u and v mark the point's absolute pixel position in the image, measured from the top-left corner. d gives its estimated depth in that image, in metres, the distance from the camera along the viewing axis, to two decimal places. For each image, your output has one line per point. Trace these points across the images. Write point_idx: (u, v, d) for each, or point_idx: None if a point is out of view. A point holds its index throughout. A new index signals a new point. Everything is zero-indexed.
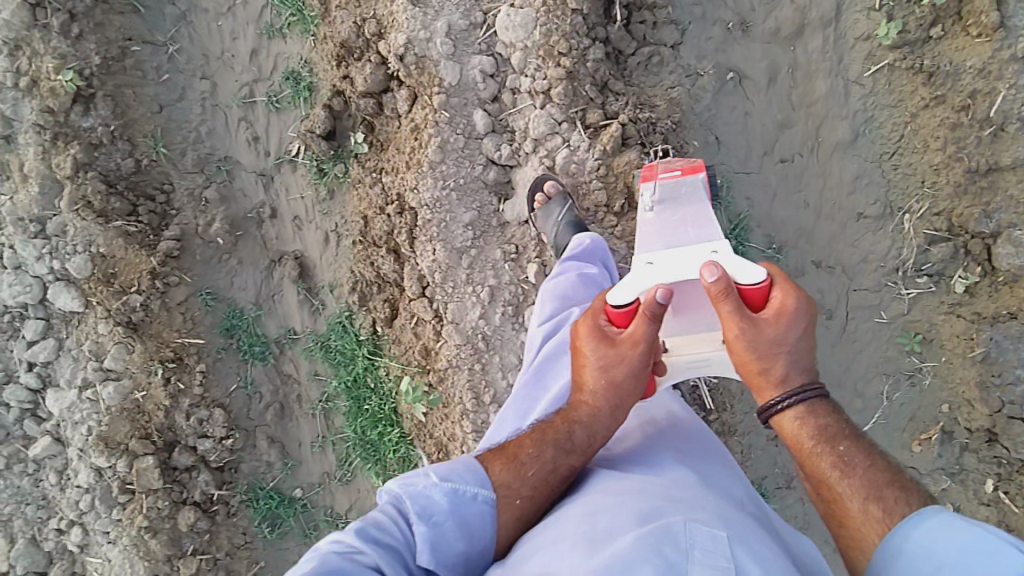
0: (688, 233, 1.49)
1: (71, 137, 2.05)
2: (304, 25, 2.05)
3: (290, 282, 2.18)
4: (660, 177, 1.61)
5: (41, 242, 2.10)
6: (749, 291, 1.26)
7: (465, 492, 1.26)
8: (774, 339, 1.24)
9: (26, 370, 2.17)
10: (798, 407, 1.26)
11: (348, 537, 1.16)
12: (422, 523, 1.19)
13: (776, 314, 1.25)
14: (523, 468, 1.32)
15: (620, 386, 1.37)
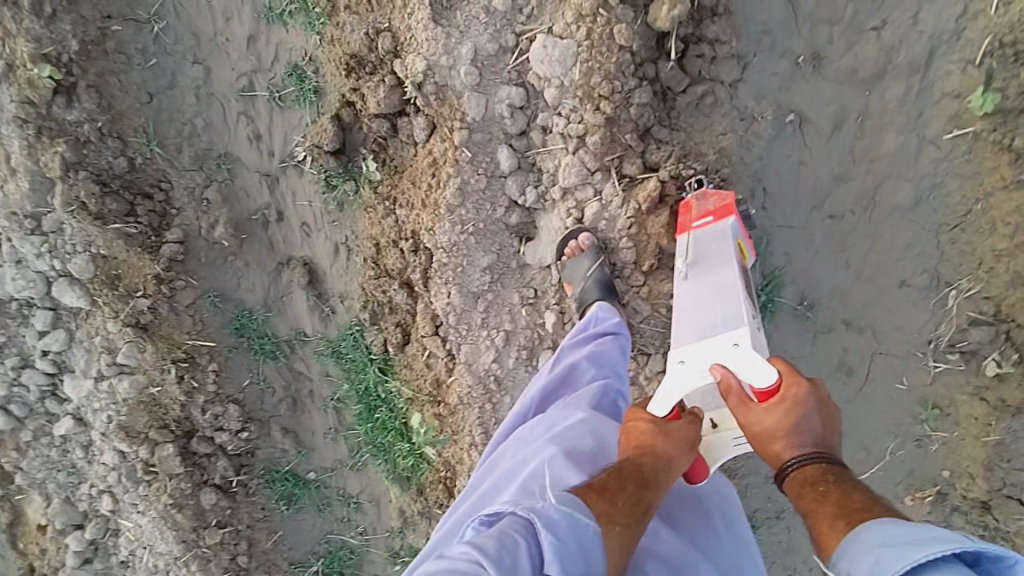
0: (717, 305, 1.36)
1: (56, 132, 1.86)
2: (308, 18, 1.82)
3: (299, 288, 2.12)
4: (693, 228, 1.53)
5: (38, 239, 1.98)
6: (761, 390, 1.17)
7: (582, 520, 1.01)
8: (782, 425, 1.13)
9: (41, 356, 2.17)
10: (802, 474, 1.12)
11: (466, 555, 0.94)
12: (547, 534, 0.96)
13: (786, 403, 1.14)
14: (616, 503, 1.09)
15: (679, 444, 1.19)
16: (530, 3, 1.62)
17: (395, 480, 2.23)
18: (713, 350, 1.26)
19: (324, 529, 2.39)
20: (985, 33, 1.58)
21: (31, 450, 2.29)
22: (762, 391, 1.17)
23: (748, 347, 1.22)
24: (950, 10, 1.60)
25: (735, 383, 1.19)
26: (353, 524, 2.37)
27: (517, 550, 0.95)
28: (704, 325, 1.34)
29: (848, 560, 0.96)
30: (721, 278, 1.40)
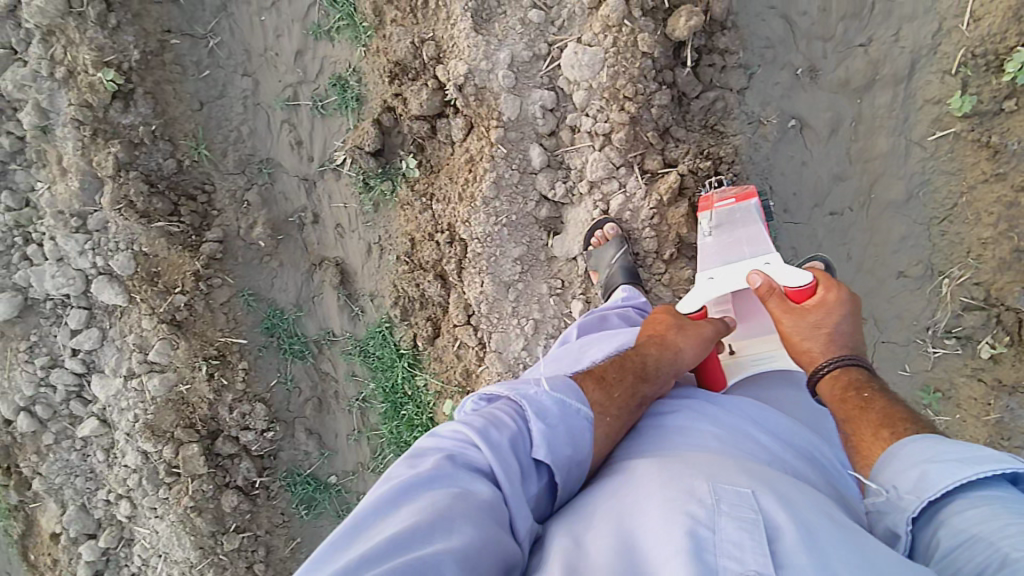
0: (745, 247, 1.68)
1: (111, 134, 1.99)
2: (354, 32, 1.99)
3: (330, 287, 2.23)
4: (716, 205, 1.75)
5: (83, 236, 2.07)
6: (796, 291, 1.48)
7: (572, 405, 1.16)
8: (815, 320, 1.42)
9: (71, 355, 2.20)
10: (840, 371, 1.36)
11: (461, 434, 1.08)
12: (537, 422, 1.10)
13: (819, 302, 1.44)
14: (612, 392, 1.25)
15: (677, 347, 1.40)
16: (562, 17, 1.81)
17: None
18: (746, 271, 1.61)
19: None
20: (958, 47, 1.79)
21: (51, 455, 2.26)
22: (799, 292, 1.48)
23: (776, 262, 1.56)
24: (928, 28, 1.82)
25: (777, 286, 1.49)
26: None
27: (497, 427, 1.10)
28: (731, 256, 1.68)
29: (892, 474, 1.10)
30: (746, 235, 1.70)
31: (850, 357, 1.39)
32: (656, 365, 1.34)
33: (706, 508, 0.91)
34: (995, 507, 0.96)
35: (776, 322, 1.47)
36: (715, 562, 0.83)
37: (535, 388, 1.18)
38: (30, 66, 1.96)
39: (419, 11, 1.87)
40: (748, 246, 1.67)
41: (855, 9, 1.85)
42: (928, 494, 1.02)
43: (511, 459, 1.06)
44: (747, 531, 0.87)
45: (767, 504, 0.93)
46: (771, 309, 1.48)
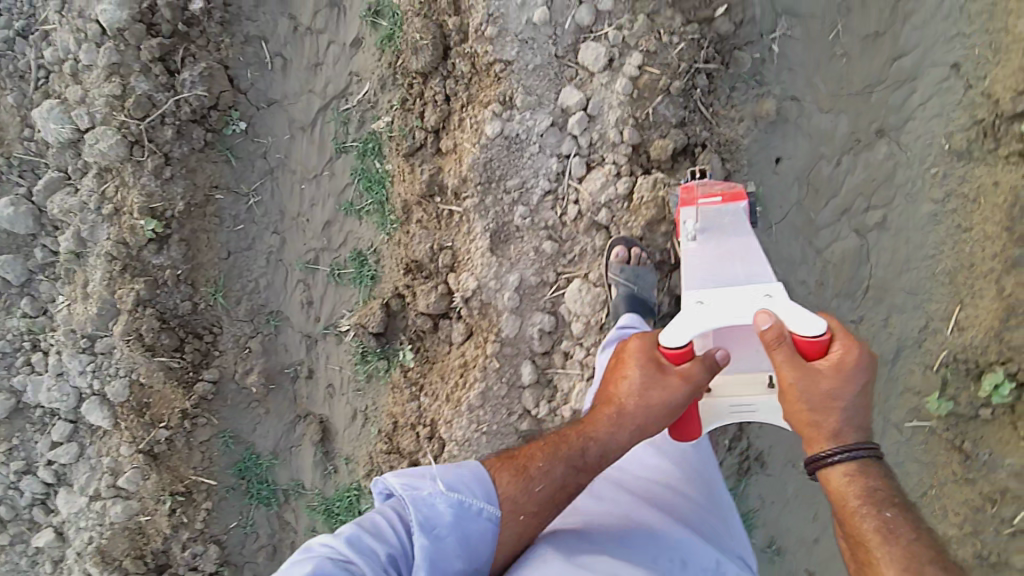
0: (737, 265, 1.52)
1: (139, 271, 2.12)
2: (382, 218, 2.11)
3: (310, 442, 2.28)
4: (700, 202, 1.67)
5: (87, 357, 2.17)
6: (806, 342, 1.25)
7: (472, 506, 1.38)
8: (830, 392, 1.23)
9: (45, 464, 2.25)
10: (849, 464, 1.25)
11: (343, 545, 1.31)
12: (422, 535, 1.34)
13: (834, 363, 1.23)
14: (532, 494, 1.42)
15: (647, 419, 1.45)
16: (574, 251, 1.93)
17: None
18: (747, 303, 1.30)
19: None
20: (942, 348, 1.90)
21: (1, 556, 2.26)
22: (807, 343, 1.25)
23: (783, 298, 1.28)
24: (915, 322, 1.92)
25: (786, 332, 1.23)
26: None
27: (381, 544, 1.33)
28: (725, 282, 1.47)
29: None
30: (733, 242, 1.60)
31: (861, 448, 1.26)
32: (596, 452, 1.47)
33: None
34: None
35: (780, 376, 1.25)
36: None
37: (431, 484, 1.40)
38: (81, 197, 2.12)
39: (443, 218, 1.98)
40: (743, 269, 1.50)
41: (850, 289, 1.96)
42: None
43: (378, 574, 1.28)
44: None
45: None
46: (779, 365, 1.24)
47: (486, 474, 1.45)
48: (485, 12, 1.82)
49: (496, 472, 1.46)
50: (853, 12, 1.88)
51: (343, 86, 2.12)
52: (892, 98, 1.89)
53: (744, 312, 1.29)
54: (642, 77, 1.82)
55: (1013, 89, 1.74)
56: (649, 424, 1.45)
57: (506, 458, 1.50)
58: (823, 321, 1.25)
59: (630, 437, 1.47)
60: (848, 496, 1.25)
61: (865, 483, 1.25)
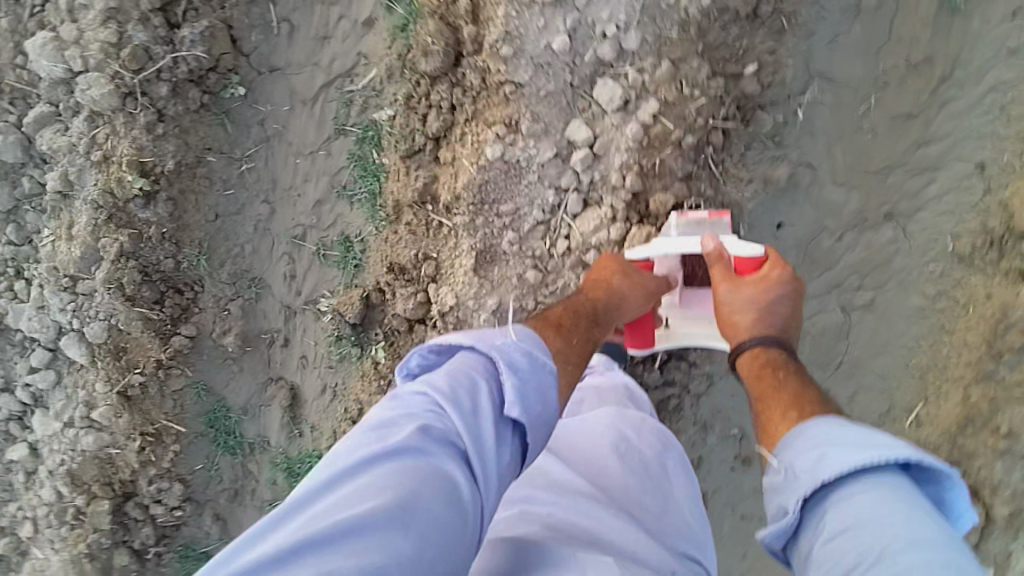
0: (704, 234, 1.64)
1: (124, 223, 2.11)
2: (372, 208, 2.07)
3: (278, 405, 2.35)
4: (688, 215, 1.69)
5: (68, 296, 2.20)
6: (742, 261, 1.55)
7: (537, 359, 1.24)
8: (754, 295, 1.47)
9: (22, 386, 2.32)
10: (756, 348, 1.43)
11: (433, 396, 1.12)
12: (511, 377, 1.17)
13: (760, 279, 1.50)
14: (570, 342, 1.40)
15: (632, 301, 1.58)
16: (557, 285, 1.87)
17: None
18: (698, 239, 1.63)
19: None
20: (897, 436, 1.91)
21: None
22: (744, 264, 1.55)
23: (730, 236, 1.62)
24: (878, 407, 1.93)
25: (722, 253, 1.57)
26: None
27: (475, 387, 1.14)
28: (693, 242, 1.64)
29: (795, 454, 1.13)
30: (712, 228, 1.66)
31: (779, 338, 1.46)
32: (609, 309, 1.54)
33: None
34: (877, 493, 0.99)
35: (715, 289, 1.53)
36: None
37: (506, 343, 1.24)
38: (71, 138, 2.08)
39: (432, 228, 1.96)
40: (707, 232, 1.64)
41: (824, 360, 1.96)
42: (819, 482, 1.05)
43: (477, 421, 1.10)
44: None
45: None
46: (715, 275, 1.54)
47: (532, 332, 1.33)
48: (503, 30, 1.74)
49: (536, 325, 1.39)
50: (890, 88, 1.78)
51: (350, 65, 2.04)
52: (907, 185, 1.82)
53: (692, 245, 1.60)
54: (654, 125, 1.74)
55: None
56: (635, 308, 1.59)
57: (543, 320, 1.44)
58: (762, 248, 1.56)
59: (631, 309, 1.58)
60: (756, 369, 1.41)
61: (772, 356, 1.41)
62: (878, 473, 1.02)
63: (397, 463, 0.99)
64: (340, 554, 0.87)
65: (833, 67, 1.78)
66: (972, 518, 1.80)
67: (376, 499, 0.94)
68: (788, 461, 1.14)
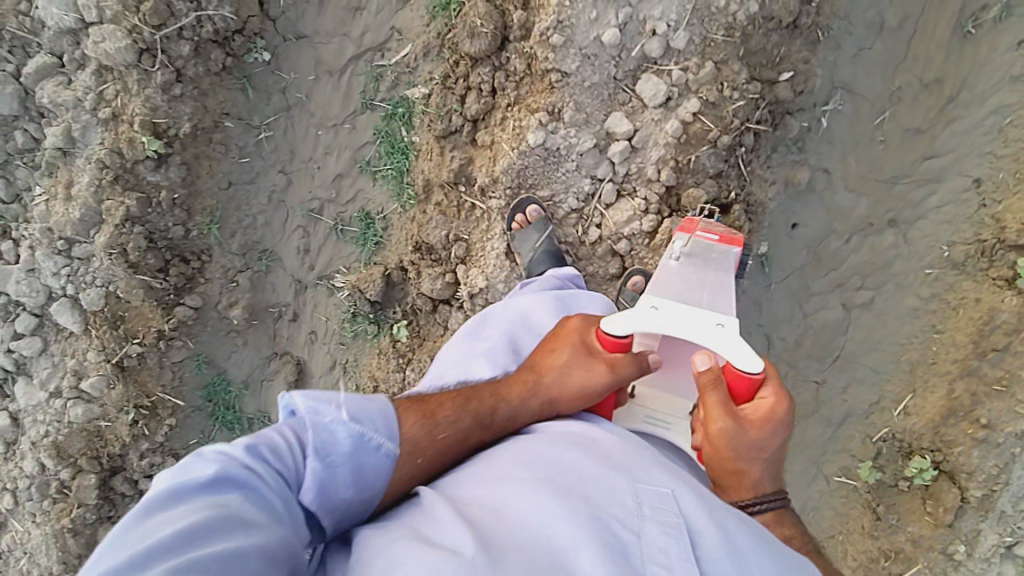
0: (701, 292, 1.36)
1: (131, 185, 2.00)
2: (399, 186, 2.06)
3: (282, 380, 2.30)
4: (697, 234, 1.62)
5: (62, 260, 2.07)
6: (741, 382, 1.18)
7: (370, 440, 1.11)
8: (758, 445, 1.16)
9: (4, 352, 2.19)
10: (768, 515, 1.20)
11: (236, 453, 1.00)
12: (316, 458, 1.06)
13: (761, 416, 1.16)
14: (436, 435, 1.21)
15: (555, 401, 1.29)
16: (589, 269, 1.99)
17: None
18: (687, 314, 1.24)
19: None
20: (884, 424, 2.07)
21: None
22: (742, 383, 1.18)
23: (734, 331, 1.21)
24: (869, 397, 2.08)
25: (720, 374, 1.18)
26: None
27: (281, 457, 1.05)
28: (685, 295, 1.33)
29: None
30: (709, 273, 1.47)
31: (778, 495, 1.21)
32: (507, 415, 1.30)
33: (631, 513, 0.98)
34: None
35: (708, 419, 1.16)
36: (643, 565, 0.91)
37: (335, 408, 1.11)
38: (75, 92, 1.94)
39: (464, 210, 1.98)
40: (707, 296, 1.33)
41: (822, 353, 2.11)
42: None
43: (279, 486, 1.01)
44: (673, 537, 0.95)
45: (688, 509, 0.99)
46: (711, 407, 1.16)
47: (393, 411, 1.19)
48: (555, 18, 1.74)
49: (400, 409, 1.21)
50: (904, 103, 1.91)
51: (383, 39, 2.00)
52: (913, 194, 1.96)
53: (693, 333, 1.22)
54: (693, 124, 1.82)
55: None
56: (554, 405, 1.30)
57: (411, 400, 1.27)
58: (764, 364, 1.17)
59: (539, 410, 1.31)
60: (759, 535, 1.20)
61: (780, 530, 1.20)
62: None
63: (219, 506, 0.90)
64: (185, 565, 0.79)
65: (856, 80, 1.91)
66: (948, 501, 1.92)
67: (199, 532, 0.84)
68: None
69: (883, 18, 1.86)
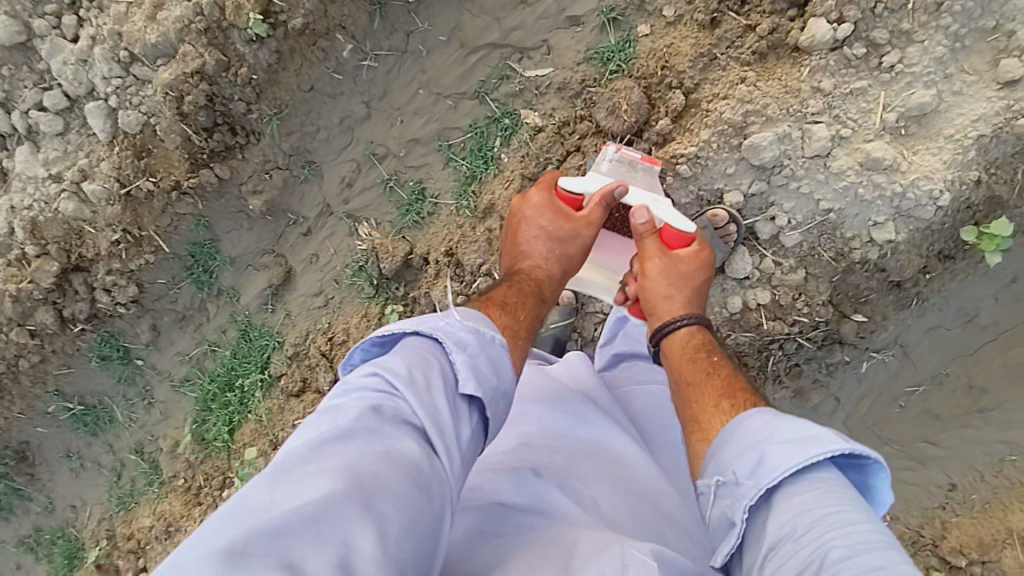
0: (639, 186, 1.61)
1: (216, 44, 1.87)
2: (463, 188, 1.98)
3: (266, 277, 2.27)
4: (621, 150, 1.66)
5: (118, 70, 1.95)
6: (672, 233, 1.55)
7: (490, 337, 1.17)
8: (684, 273, 1.53)
9: (21, 112, 2.05)
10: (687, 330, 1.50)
11: (392, 380, 1.02)
12: (461, 355, 1.10)
13: (690, 257, 1.54)
14: (515, 313, 1.38)
15: (570, 262, 1.55)
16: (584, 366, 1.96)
17: (193, 433, 2.42)
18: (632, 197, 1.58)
19: (100, 396, 2.47)
20: None
21: None
22: (674, 234, 1.55)
23: (666, 206, 1.58)
24: None
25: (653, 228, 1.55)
26: (126, 412, 2.49)
27: (432, 370, 1.06)
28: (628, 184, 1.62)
29: (734, 458, 1.10)
30: (641, 183, 1.63)
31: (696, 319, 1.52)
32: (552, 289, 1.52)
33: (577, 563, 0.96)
34: (827, 490, 0.98)
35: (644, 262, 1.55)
36: None
37: (445, 320, 1.17)
38: None
39: None
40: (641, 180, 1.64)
41: None
42: (765, 484, 1.03)
43: (435, 398, 1.02)
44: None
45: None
46: (647, 249, 1.55)
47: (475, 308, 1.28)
48: (693, 151, 1.65)
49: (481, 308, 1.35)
50: (944, 388, 1.90)
51: (530, 45, 1.87)
52: (893, 459, 1.95)
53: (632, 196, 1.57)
54: (752, 311, 1.79)
55: (962, 543, 1.80)
56: (573, 263, 1.56)
57: (485, 301, 1.38)
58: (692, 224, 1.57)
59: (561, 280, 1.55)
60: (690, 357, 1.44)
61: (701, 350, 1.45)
62: (814, 468, 1.02)
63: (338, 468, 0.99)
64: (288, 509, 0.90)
65: (916, 347, 1.89)
66: None
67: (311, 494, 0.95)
68: (726, 468, 1.11)
69: (977, 312, 1.83)
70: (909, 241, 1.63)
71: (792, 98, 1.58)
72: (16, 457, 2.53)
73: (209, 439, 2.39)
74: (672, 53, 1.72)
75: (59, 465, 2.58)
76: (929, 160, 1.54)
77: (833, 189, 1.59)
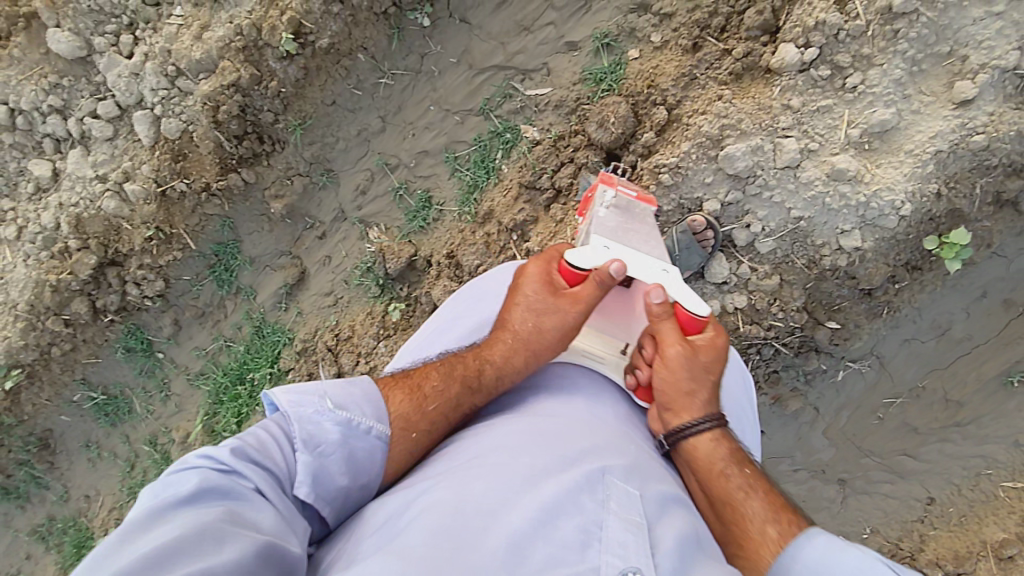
0: (643, 238, 1.49)
1: (252, 60, 2.09)
2: (466, 196, 2.16)
3: (282, 277, 2.44)
4: (617, 186, 1.64)
5: (164, 83, 2.16)
6: (686, 316, 1.32)
7: (360, 424, 1.18)
8: (707, 366, 1.31)
9: (77, 118, 2.25)
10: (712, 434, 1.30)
11: (217, 454, 1.06)
12: (305, 451, 1.13)
13: (709, 349, 1.32)
14: (423, 399, 1.28)
15: (536, 349, 1.34)
16: None
17: (204, 424, 2.55)
18: (641, 262, 1.33)
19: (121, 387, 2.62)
20: None
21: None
22: (689, 318, 1.32)
23: (679, 276, 1.33)
24: None
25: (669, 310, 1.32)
26: (143, 404, 2.63)
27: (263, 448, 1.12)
28: (629, 241, 1.45)
29: None
30: (640, 228, 1.54)
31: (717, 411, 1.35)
32: (495, 375, 1.34)
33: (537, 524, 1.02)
34: None
35: (663, 349, 1.30)
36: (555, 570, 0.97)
37: (316, 405, 1.17)
38: None
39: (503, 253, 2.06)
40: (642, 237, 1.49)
41: None
42: None
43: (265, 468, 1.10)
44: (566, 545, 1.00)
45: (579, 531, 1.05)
46: (664, 335, 1.30)
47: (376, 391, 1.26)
48: (674, 161, 1.79)
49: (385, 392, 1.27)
50: (920, 401, 1.96)
51: (531, 67, 2.06)
52: (873, 472, 1.98)
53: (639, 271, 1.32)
54: (730, 315, 1.89)
55: (939, 555, 1.82)
56: (540, 348, 1.34)
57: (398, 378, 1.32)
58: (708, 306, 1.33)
59: (523, 368, 1.35)
60: (715, 458, 1.29)
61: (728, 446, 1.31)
62: None
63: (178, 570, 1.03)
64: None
65: (891, 359, 1.97)
66: None
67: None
68: None
69: (949, 326, 1.91)
70: (875, 249, 1.74)
71: (764, 114, 1.73)
72: (38, 444, 2.65)
73: (219, 430, 2.52)
74: (657, 73, 1.90)
75: (79, 454, 2.71)
76: (891, 173, 1.67)
77: (803, 198, 1.72)
